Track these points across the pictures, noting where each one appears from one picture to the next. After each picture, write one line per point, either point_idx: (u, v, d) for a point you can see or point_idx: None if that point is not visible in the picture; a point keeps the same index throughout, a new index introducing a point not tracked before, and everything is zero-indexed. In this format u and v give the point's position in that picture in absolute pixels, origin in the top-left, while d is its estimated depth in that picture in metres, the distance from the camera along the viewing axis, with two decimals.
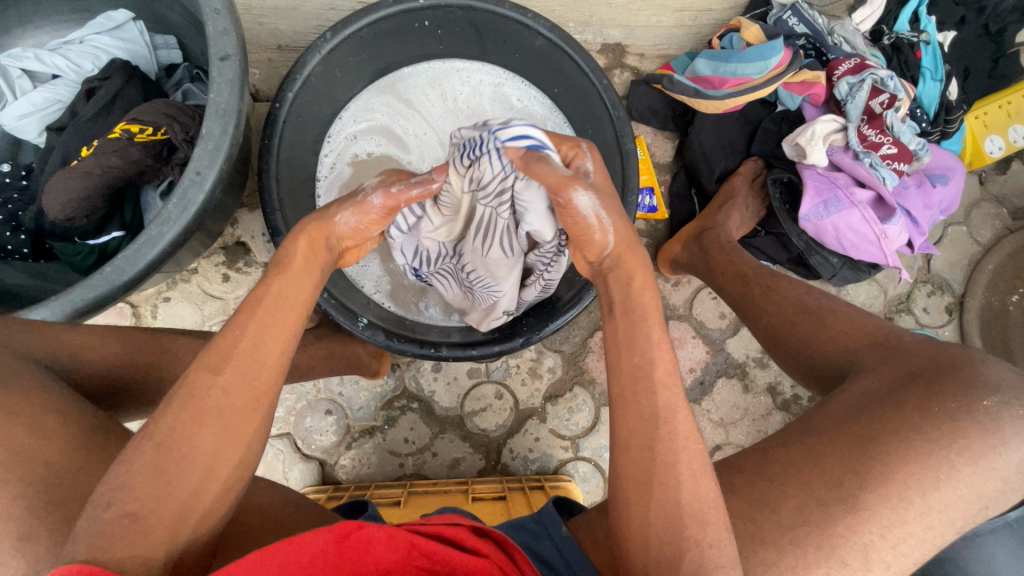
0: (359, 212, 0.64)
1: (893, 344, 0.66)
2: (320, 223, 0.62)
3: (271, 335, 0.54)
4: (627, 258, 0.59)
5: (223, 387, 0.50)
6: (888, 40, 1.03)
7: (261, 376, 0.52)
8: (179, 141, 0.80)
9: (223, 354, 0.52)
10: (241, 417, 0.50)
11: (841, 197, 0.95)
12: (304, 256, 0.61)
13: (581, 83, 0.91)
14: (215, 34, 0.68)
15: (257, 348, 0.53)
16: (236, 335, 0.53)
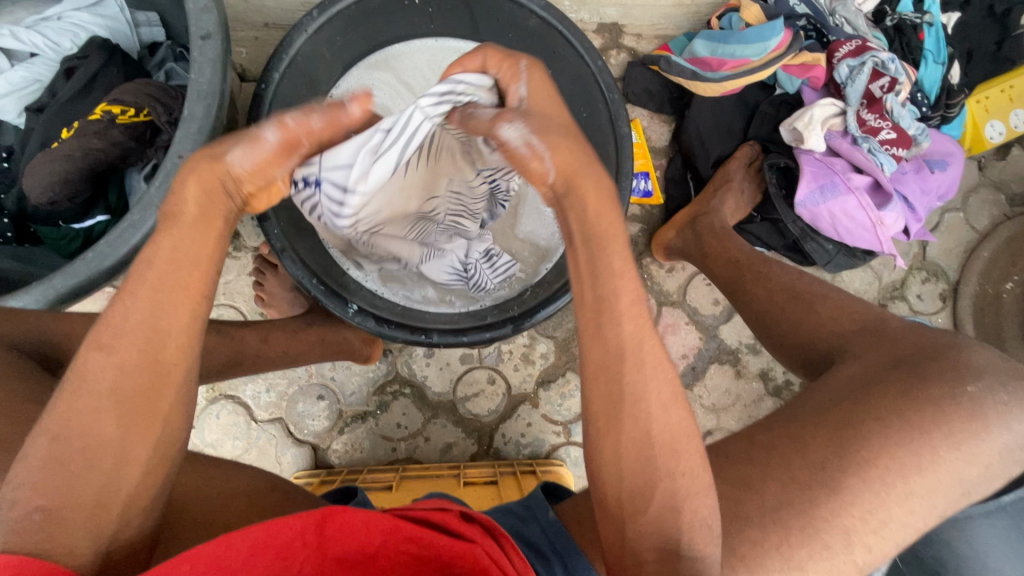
0: (253, 144, 0.50)
1: (885, 333, 0.65)
2: (209, 161, 0.50)
3: (170, 305, 0.49)
4: (581, 182, 0.51)
5: (114, 369, 0.47)
6: (891, 20, 1.00)
7: (163, 350, 0.48)
8: (163, 123, 0.78)
9: (113, 331, 0.47)
10: (152, 385, 0.48)
11: (838, 182, 0.92)
12: (198, 204, 0.50)
13: (577, 64, 0.90)
14: (196, 12, 0.66)
15: (152, 318, 0.48)
16: (127, 309, 0.48)
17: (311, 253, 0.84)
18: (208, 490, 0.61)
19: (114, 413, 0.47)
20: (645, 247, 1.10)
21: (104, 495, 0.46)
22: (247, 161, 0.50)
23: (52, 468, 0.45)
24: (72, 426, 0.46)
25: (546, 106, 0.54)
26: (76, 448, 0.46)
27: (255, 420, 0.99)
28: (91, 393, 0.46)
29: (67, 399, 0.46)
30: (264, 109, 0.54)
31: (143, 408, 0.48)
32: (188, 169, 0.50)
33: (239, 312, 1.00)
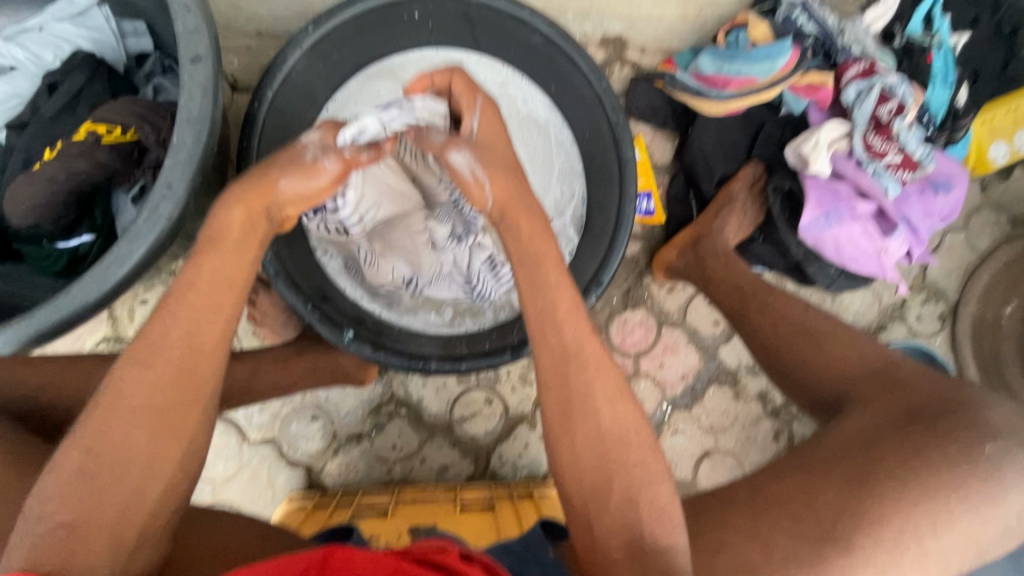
0: (304, 177, 0.61)
1: (899, 381, 0.65)
2: (260, 189, 0.59)
3: (202, 325, 0.54)
4: (513, 209, 0.62)
5: (151, 385, 0.52)
6: (899, 42, 0.99)
7: (195, 367, 0.53)
8: (151, 143, 0.75)
9: (150, 348, 0.52)
10: (184, 400, 0.53)
11: (843, 209, 0.91)
12: (241, 229, 0.58)
13: (579, 84, 0.89)
14: (186, 34, 0.63)
15: (187, 338, 0.53)
16: (167, 326, 0.53)
17: (305, 277, 0.82)
18: (197, 541, 0.60)
19: (147, 426, 0.51)
20: (645, 266, 1.09)
21: (127, 507, 0.49)
22: (295, 185, 0.61)
23: (83, 478, 0.49)
24: (106, 438, 0.50)
25: (492, 139, 0.65)
26: (107, 459, 0.49)
27: (247, 441, 0.97)
28: (128, 407, 0.51)
29: (103, 412, 0.51)
30: (307, 147, 0.63)
31: (172, 419, 0.52)
32: (238, 197, 0.58)
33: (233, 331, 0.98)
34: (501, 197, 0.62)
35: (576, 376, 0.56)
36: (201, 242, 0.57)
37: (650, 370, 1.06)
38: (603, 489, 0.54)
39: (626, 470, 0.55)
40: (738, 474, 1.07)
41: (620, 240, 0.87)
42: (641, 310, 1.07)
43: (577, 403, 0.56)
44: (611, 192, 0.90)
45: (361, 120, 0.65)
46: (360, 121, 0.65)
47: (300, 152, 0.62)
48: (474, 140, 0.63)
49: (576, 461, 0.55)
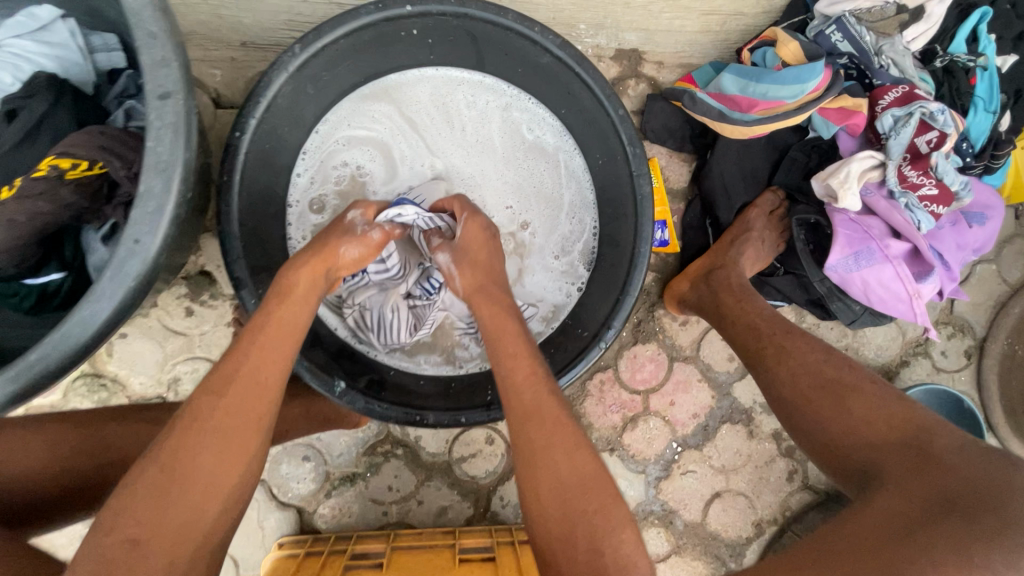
0: (361, 246, 0.75)
1: (934, 458, 0.56)
2: (321, 257, 0.70)
3: (268, 361, 0.60)
4: (477, 299, 0.73)
5: (222, 408, 0.56)
6: (941, 62, 0.90)
7: (260, 397, 0.58)
8: (121, 178, 0.68)
9: (226, 377, 0.58)
10: (248, 427, 0.56)
11: (875, 248, 0.85)
12: (304, 286, 0.68)
13: (593, 109, 0.81)
14: (153, 67, 0.56)
15: (257, 371, 0.59)
16: (239, 360, 0.59)
17: None
18: None
19: (215, 446, 0.54)
20: (658, 297, 1.03)
21: (190, 523, 0.51)
22: (351, 252, 0.74)
23: (152, 492, 0.51)
24: (178, 455, 0.53)
25: (474, 243, 0.76)
26: (175, 474, 0.52)
27: None
28: (202, 427, 0.54)
29: (177, 431, 0.54)
30: (356, 222, 0.76)
31: (237, 442, 0.55)
32: (308, 260, 0.69)
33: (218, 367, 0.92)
34: (483, 284, 0.74)
35: (544, 425, 0.59)
36: (270, 295, 0.66)
37: (660, 408, 1.00)
38: (567, 543, 0.53)
39: (591, 522, 0.54)
40: (749, 516, 1.02)
41: (633, 285, 0.78)
42: (653, 345, 1.01)
43: (554, 446, 0.58)
44: (625, 229, 0.82)
45: (402, 208, 0.80)
46: (402, 209, 0.80)
47: (349, 225, 0.76)
48: (457, 244, 0.77)
49: (542, 510, 0.56)
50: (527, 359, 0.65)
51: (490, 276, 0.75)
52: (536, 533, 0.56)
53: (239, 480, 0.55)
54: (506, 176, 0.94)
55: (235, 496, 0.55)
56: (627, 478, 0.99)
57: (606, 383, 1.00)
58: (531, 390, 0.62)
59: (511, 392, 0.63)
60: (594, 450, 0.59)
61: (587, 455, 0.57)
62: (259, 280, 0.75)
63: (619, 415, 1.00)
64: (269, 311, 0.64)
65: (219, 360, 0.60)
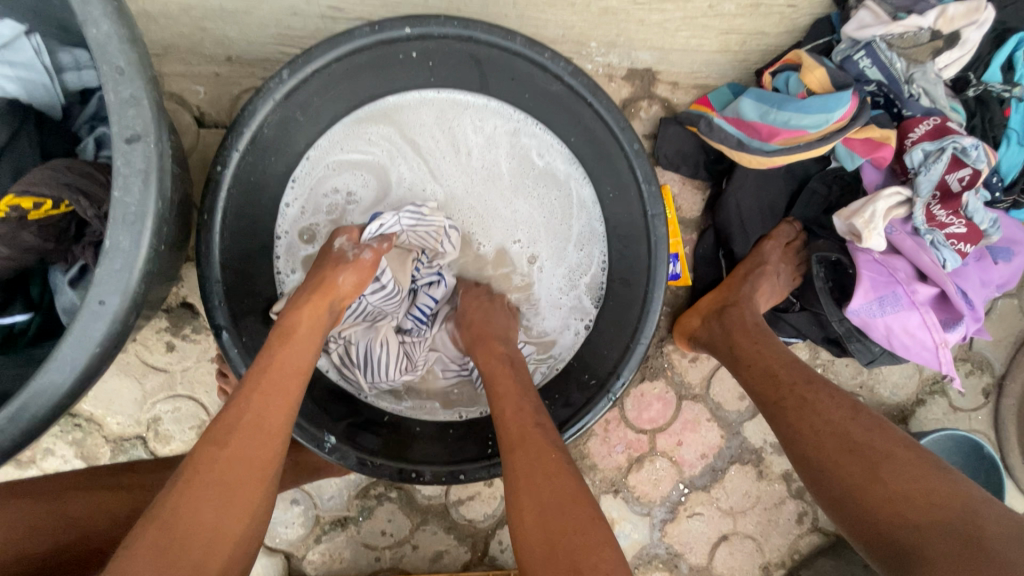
0: (357, 273, 0.70)
1: (984, 549, 0.49)
2: (323, 291, 0.66)
3: (275, 406, 0.55)
4: (476, 351, 0.75)
5: (225, 460, 0.50)
6: (974, 91, 0.85)
7: (266, 444, 0.53)
8: (90, 217, 0.62)
9: (228, 426, 0.52)
10: (254, 477, 0.51)
11: (900, 294, 0.80)
12: (307, 325, 0.63)
13: (607, 141, 0.75)
14: (119, 105, 0.50)
15: (262, 419, 0.54)
16: (241, 408, 0.54)
17: None
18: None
19: (219, 501, 0.48)
20: (666, 331, 0.98)
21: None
22: (350, 280, 0.69)
23: (151, 555, 0.44)
24: (177, 513, 0.47)
25: (474, 306, 0.81)
26: (176, 531, 0.46)
27: None
28: (205, 480, 0.49)
29: (178, 489, 0.48)
30: (344, 249, 0.72)
31: (242, 493, 0.49)
32: (309, 295, 0.65)
33: (201, 406, 0.86)
34: (482, 337, 0.75)
35: (530, 455, 0.57)
36: (274, 336, 0.62)
37: (667, 449, 0.96)
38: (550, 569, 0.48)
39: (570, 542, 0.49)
40: (757, 559, 0.98)
41: (645, 332, 0.73)
42: (661, 382, 0.96)
43: (535, 472, 0.55)
44: (639, 269, 0.78)
45: (382, 218, 0.77)
46: (382, 218, 0.77)
47: (340, 254, 0.71)
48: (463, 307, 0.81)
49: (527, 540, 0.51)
50: (516, 396, 0.65)
51: (489, 330, 0.76)
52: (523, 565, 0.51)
53: (243, 535, 0.49)
54: (512, 205, 0.88)
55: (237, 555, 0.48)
56: (631, 521, 0.95)
57: (611, 422, 0.95)
58: (519, 420, 0.61)
59: (499, 424, 0.62)
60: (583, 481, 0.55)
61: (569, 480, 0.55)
62: (243, 326, 0.70)
63: (624, 455, 0.95)
64: (271, 351, 0.59)
65: (222, 410, 0.54)
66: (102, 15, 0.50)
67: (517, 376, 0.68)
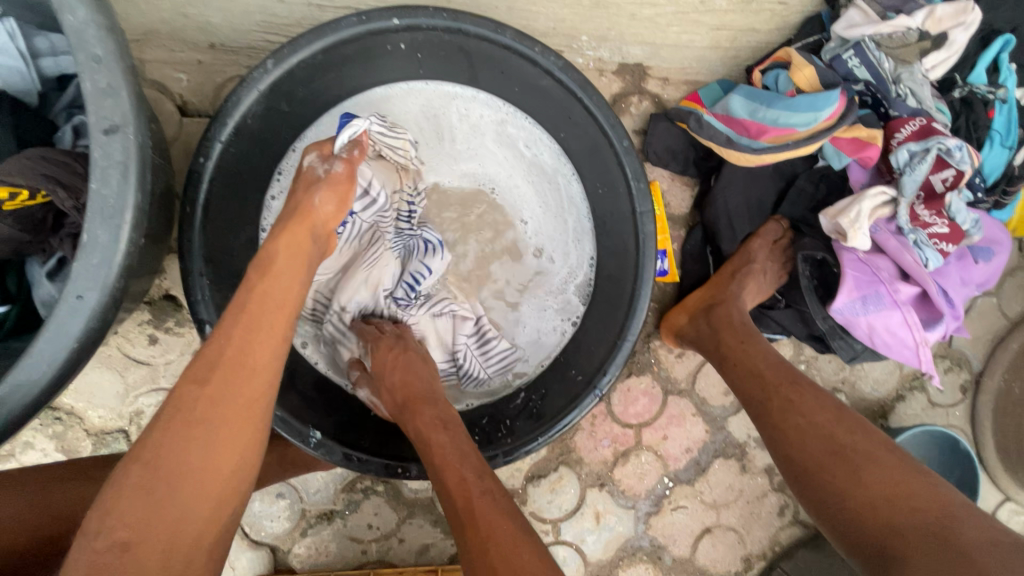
0: (333, 188, 0.65)
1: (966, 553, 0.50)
2: (302, 215, 0.62)
3: (257, 343, 0.53)
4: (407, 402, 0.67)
5: (206, 400, 0.48)
6: (960, 92, 0.86)
7: (251, 381, 0.51)
8: (67, 209, 0.61)
9: (211, 363, 0.50)
10: (239, 416, 0.50)
11: (883, 293, 0.82)
12: (286, 253, 0.59)
13: (595, 136, 0.75)
14: (96, 96, 0.49)
15: (243, 356, 0.51)
16: (221, 344, 0.52)
17: None
18: None
19: (201, 440, 0.47)
20: (653, 327, 0.98)
21: (182, 523, 0.45)
22: (326, 200, 0.65)
23: (137, 492, 0.44)
24: (160, 449, 0.46)
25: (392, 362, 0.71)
26: (162, 468, 0.45)
27: None
28: (187, 418, 0.48)
29: (159, 428, 0.47)
30: (314, 167, 0.67)
31: (225, 432, 0.49)
32: (285, 225, 0.61)
33: None
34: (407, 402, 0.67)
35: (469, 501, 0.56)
36: (250, 271, 0.57)
37: (653, 443, 0.97)
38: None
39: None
40: (739, 551, 1.00)
41: (632, 327, 0.74)
42: (647, 377, 0.97)
43: (488, 545, 0.51)
44: (627, 266, 0.78)
45: (352, 122, 0.70)
46: (352, 122, 0.70)
47: (311, 172, 0.66)
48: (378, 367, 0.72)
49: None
50: (455, 466, 0.59)
51: (410, 390, 0.68)
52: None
53: (234, 469, 0.49)
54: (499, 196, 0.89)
55: (230, 488, 0.48)
56: (616, 514, 0.96)
57: (597, 417, 0.96)
58: (462, 491, 0.57)
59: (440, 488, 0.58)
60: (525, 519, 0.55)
61: (529, 552, 0.51)
62: None
63: (610, 450, 0.96)
64: (250, 286, 0.56)
65: (201, 347, 0.52)
66: (78, 1, 0.48)
67: (454, 442, 0.62)
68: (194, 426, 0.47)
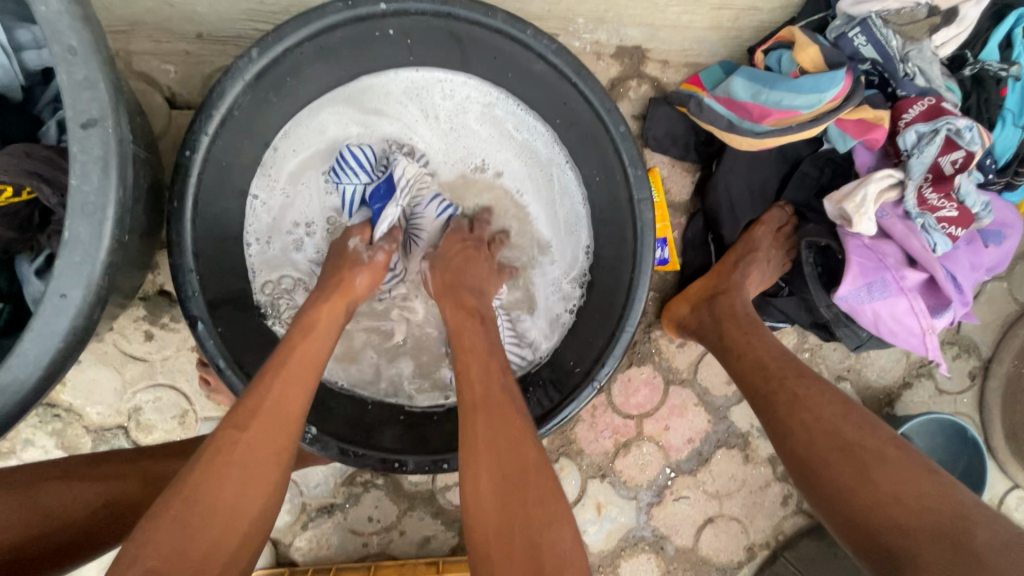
0: (372, 273, 0.70)
1: (975, 556, 0.49)
2: (343, 290, 0.66)
3: (293, 391, 0.56)
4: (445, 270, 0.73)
5: (244, 444, 0.52)
6: (971, 70, 0.83)
7: (285, 430, 0.54)
8: (53, 205, 0.61)
9: (250, 410, 0.54)
10: (271, 458, 0.53)
11: (889, 280, 0.80)
12: (328, 316, 0.64)
13: (591, 123, 0.73)
14: (74, 88, 0.48)
15: (281, 405, 0.55)
16: (263, 392, 0.55)
17: (249, 354, 0.71)
18: None
19: (241, 475, 0.50)
20: (654, 317, 0.97)
21: (212, 556, 0.47)
22: (366, 282, 0.69)
23: (177, 525, 0.46)
24: (203, 486, 0.49)
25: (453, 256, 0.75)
26: (201, 504, 0.48)
27: None
28: (228, 458, 0.51)
29: (201, 465, 0.50)
30: (359, 250, 0.72)
31: (260, 472, 0.51)
32: (327, 293, 0.66)
33: (183, 395, 0.85)
34: (453, 286, 0.70)
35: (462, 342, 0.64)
36: (294, 330, 0.62)
37: (654, 434, 0.96)
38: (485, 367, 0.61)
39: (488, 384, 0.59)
40: (742, 541, 0.99)
41: (631, 320, 0.72)
42: (648, 367, 0.96)
43: (499, 441, 0.54)
44: (625, 255, 0.76)
45: (388, 215, 0.75)
46: (387, 213, 0.75)
47: (355, 254, 0.71)
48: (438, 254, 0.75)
49: (480, 499, 0.52)
50: (482, 354, 0.62)
51: (457, 279, 0.71)
52: (474, 535, 0.50)
53: (263, 507, 0.51)
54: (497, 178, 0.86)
55: (260, 525, 0.51)
56: (618, 505, 0.96)
57: (598, 408, 0.95)
58: (481, 382, 0.59)
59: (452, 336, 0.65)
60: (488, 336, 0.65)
61: (511, 422, 0.56)
62: (219, 316, 0.68)
63: (612, 440, 0.95)
64: (291, 346, 0.59)
65: (244, 393, 0.56)
66: None
67: (485, 333, 0.65)
68: (231, 467, 0.50)
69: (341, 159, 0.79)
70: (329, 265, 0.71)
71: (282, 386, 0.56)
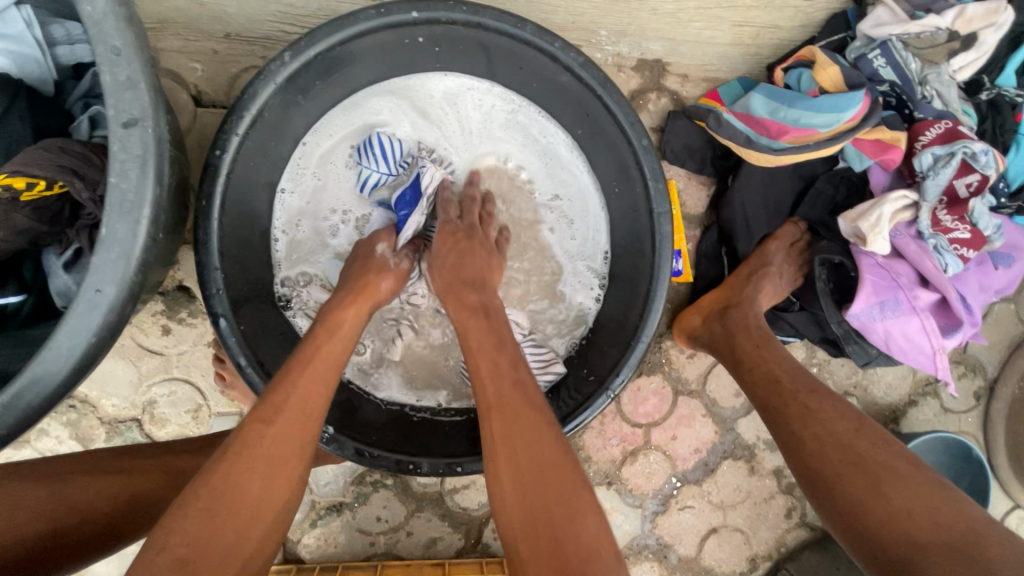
0: (399, 278, 0.72)
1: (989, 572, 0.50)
2: (369, 293, 0.67)
3: (315, 387, 0.57)
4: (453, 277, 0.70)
5: (270, 439, 0.52)
6: (987, 95, 0.85)
7: (307, 425, 0.55)
8: (83, 200, 0.61)
9: (275, 406, 0.54)
10: (292, 453, 0.53)
11: (901, 298, 0.81)
12: (352, 324, 0.65)
13: (613, 134, 0.74)
14: (116, 88, 0.49)
15: (303, 400, 0.55)
16: (287, 389, 0.56)
17: (269, 352, 0.72)
18: None
19: (265, 470, 0.51)
20: (666, 327, 0.98)
21: (236, 546, 0.48)
22: (390, 287, 0.71)
23: (201, 517, 0.47)
24: (226, 479, 0.49)
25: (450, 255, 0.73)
26: (225, 498, 0.49)
27: None
28: (254, 451, 0.51)
29: (225, 458, 0.51)
30: (385, 256, 0.73)
31: (282, 469, 0.52)
32: (352, 297, 0.66)
33: (197, 390, 0.86)
34: (454, 283, 0.69)
35: (487, 359, 0.61)
36: (318, 329, 0.62)
37: (661, 443, 0.97)
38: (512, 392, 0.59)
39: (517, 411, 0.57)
40: (744, 552, 1.00)
41: (645, 331, 0.73)
42: (658, 377, 0.97)
43: (528, 468, 0.54)
44: (642, 264, 0.77)
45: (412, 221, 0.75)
46: (411, 221, 0.76)
47: (381, 258, 0.72)
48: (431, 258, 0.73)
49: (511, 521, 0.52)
50: (505, 375, 0.60)
51: (462, 280, 0.69)
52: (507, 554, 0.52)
53: (284, 503, 0.52)
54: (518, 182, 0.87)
55: (280, 518, 0.52)
56: (624, 512, 0.96)
57: (607, 415, 0.96)
58: (506, 405, 0.58)
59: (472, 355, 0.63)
60: (514, 352, 0.63)
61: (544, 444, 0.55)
62: (241, 313, 0.69)
63: (619, 448, 0.96)
64: (316, 342, 0.61)
65: (266, 389, 0.56)
66: None
67: (506, 352, 0.62)
68: (255, 460, 0.51)
69: (369, 144, 0.79)
70: (352, 268, 0.72)
71: (309, 382, 0.57)
